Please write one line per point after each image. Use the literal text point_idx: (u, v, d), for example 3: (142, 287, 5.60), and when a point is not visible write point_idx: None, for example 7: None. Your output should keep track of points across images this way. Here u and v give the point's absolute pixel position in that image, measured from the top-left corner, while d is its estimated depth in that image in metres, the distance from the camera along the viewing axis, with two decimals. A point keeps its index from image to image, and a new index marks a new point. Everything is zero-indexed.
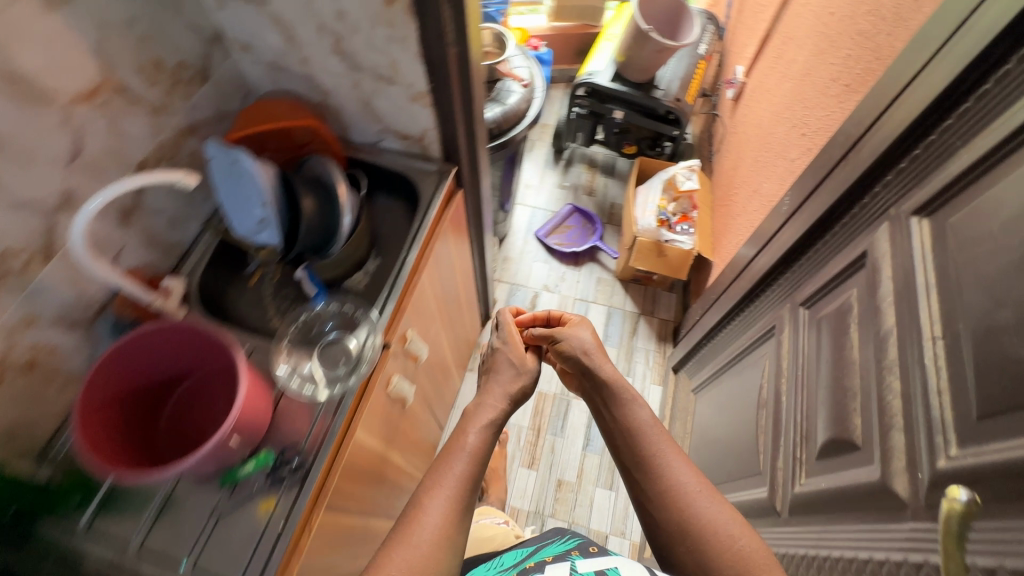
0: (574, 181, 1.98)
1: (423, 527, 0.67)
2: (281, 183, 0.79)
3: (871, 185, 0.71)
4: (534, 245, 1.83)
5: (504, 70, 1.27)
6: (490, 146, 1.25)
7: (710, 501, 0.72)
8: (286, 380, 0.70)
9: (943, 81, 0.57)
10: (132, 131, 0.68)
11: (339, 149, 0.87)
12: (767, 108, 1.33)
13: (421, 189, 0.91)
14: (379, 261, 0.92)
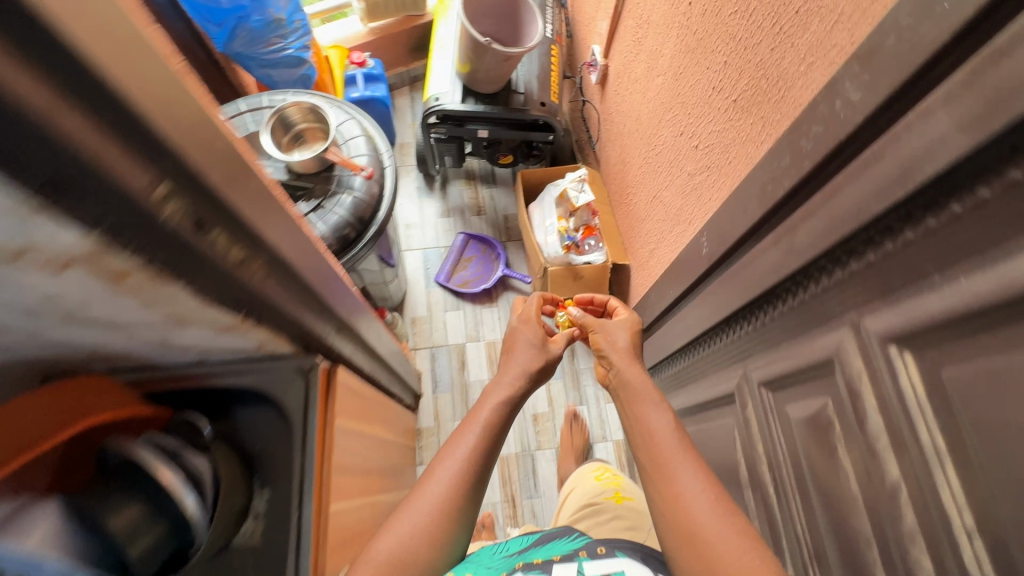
0: (456, 203, 1.77)
1: (428, 505, 0.79)
2: (68, 514, 0.53)
3: (814, 273, 0.60)
4: (440, 293, 1.63)
5: (336, 155, 0.99)
6: (356, 250, 1.01)
7: (709, 508, 0.70)
8: None
9: (895, 188, 0.45)
10: None
11: (145, 409, 0.62)
12: (641, 104, 1.19)
13: (285, 399, 0.68)
14: (270, 495, 0.67)
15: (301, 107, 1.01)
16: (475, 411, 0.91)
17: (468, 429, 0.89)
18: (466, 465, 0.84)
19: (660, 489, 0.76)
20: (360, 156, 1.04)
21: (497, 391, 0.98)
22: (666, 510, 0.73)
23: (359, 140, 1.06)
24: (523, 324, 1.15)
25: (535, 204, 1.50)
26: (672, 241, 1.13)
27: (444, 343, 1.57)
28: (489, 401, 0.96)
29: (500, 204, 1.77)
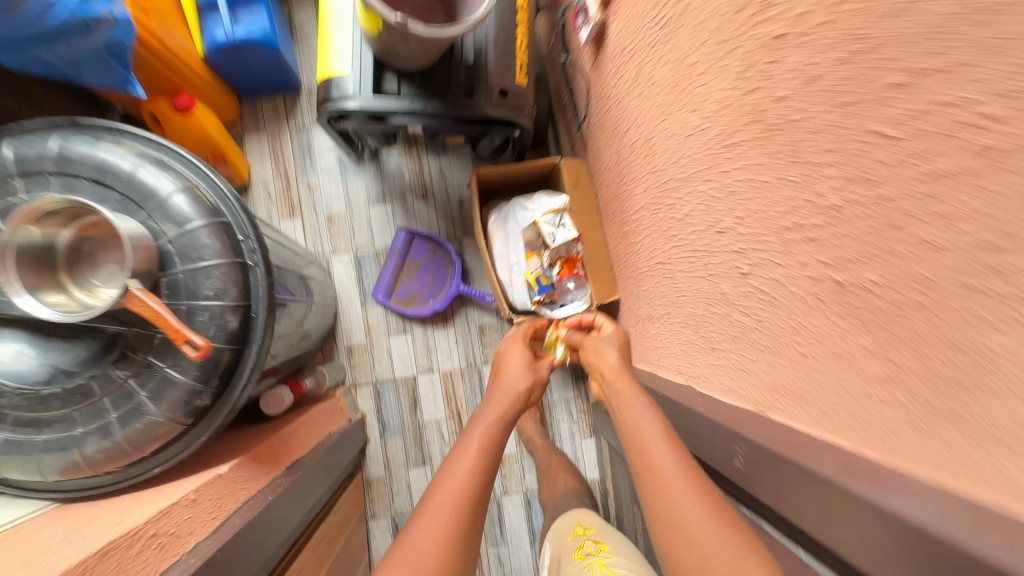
0: (395, 183, 1.32)
1: (440, 523, 0.67)
2: None
3: None
4: (381, 311, 1.30)
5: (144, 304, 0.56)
6: (224, 413, 0.68)
7: (707, 520, 0.54)
8: None
9: None
10: None
11: None
12: (654, 127, 0.75)
13: None
14: None
15: (34, 227, 0.57)
16: (470, 430, 0.81)
17: (467, 444, 0.79)
18: (471, 484, 0.72)
19: (655, 481, 0.61)
20: (204, 266, 0.64)
21: (489, 409, 0.86)
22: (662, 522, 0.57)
23: (198, 233, 0.64)
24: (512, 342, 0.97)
25: (494, 217, 1.09)
26: (687, 346, 0.80)
27: (390, 376, 1.30)
28: (484, 413, 0.85)
29: (453, 185, 1.33)
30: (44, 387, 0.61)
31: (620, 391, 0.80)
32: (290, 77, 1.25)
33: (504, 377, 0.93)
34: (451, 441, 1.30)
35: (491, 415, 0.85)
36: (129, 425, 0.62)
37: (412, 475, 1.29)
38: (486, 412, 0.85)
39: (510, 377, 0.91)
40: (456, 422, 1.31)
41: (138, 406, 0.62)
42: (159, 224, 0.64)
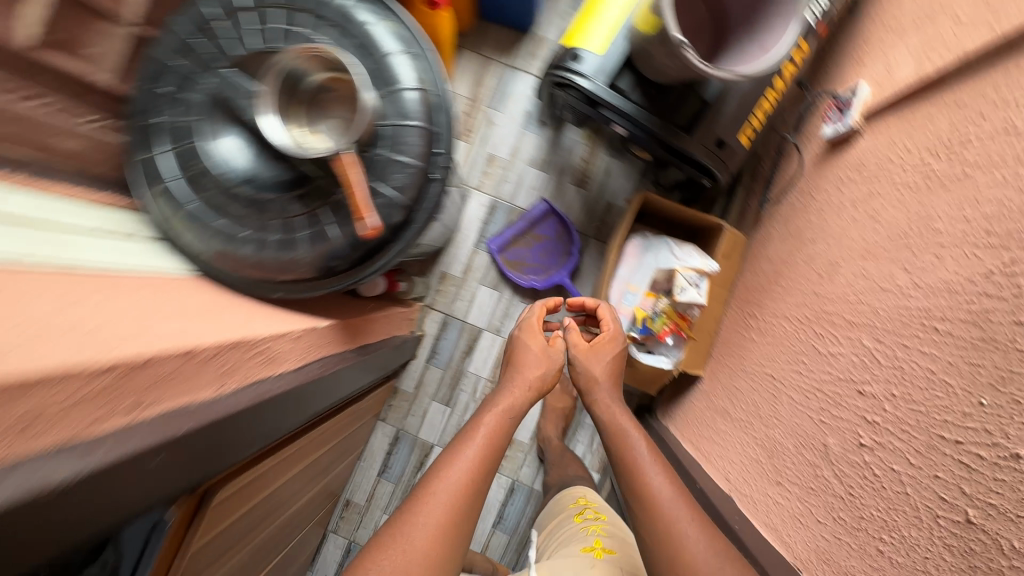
0: (562, 158, 1.35)
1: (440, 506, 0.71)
2: None
3: None
4: (486, 259, 1.35)
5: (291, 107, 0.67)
6: (345, 282, 0.75)
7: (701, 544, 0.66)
8: None
9: None
10: None
11: None
12: (847, 257, 0.73)
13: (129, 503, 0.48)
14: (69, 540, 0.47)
15: (287, 65, 0.65)
16: (473, 431, 0.82)
17: (469, 444, 0.80)
18: (474, 484, 0.75)
19: (630, 486, 0.76)
20: (399, 160, 0.70)
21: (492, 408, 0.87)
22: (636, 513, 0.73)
23: (411, 132, 0.70)
24: (528, 336, 0.98)
25: (639, 240, 1.07)
26: (751, 463, 0.79)
27: (462, 317, 1.36)
28: (487, 413, 0.87)
29: (610, 187, 1.34)
30: (234, 194, 0.70)
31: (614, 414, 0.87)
32: (526, 19, 1.28)
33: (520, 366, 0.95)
34: (479, 400, 1.36)
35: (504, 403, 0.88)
36: (277, 251, 0.71)
37: (431, 408, 1.37)
38: (498, 399, 0.89)
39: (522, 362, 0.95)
40: (491, 385, 1.36)
41: (295, 238, 0.70)
42: (386, 107, 0.70)
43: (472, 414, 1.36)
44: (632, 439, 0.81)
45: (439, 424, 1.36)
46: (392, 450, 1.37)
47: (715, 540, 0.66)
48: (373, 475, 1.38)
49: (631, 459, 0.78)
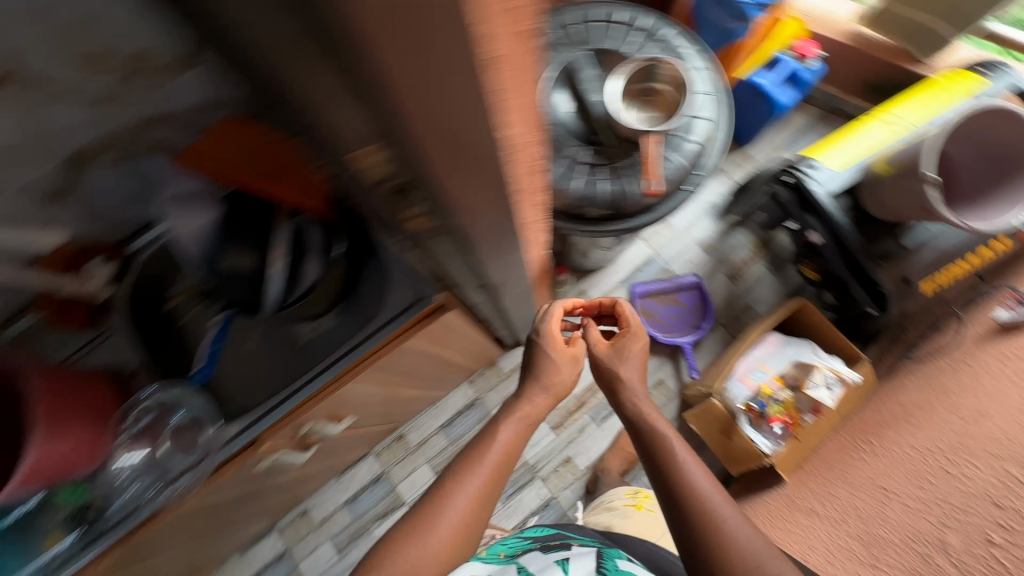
0: (724, 250, 1.51)
1: (458, 508, 0.76)
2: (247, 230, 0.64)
3: None
4: (622, 298, 1.49)
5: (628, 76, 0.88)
6: (579, 227, 0.92)
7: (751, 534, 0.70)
8: (120, 466, 0.66)
9: None
10: (63, 123, 0.57)
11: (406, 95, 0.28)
12: (996, 417, 0.93)
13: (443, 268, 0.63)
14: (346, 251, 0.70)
15: (631, 70, 0.88)
16: (488, 450, 0.82)
17: (482, 464, 0.80)
18: (481, 500, 0.78)
19: (661, 466, 0.78)
20: (672, 157, 0.88)
21: (507, 428, 0.85)
22: (673, 506, 0.75)
23: (691, 145, 0.89)
24: (548, 341, 0.91)
25: (779, 337, 1.16)
26: (861, 558, 0.90)
27: None
28: (503, 431, 0.85)
29: (755, 292, 1.47)
30: (549, 127, 0.90)
31: (634, 406, 0.87)
32: (750, 135, 1.50)
33: (542, 377, 0.90)
34: (558, 410, 1.44)
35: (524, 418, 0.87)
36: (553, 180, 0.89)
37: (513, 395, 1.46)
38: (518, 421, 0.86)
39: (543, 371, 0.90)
40: (574, 403, 1.44)
41: (571, 177, 0.90)
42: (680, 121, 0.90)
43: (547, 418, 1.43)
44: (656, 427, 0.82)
45: None
46: (461, 413, 1.46)
47: (751, 540, 0.69)
48: (435, 425, 1.46)
49: (661, 444, 0.80)
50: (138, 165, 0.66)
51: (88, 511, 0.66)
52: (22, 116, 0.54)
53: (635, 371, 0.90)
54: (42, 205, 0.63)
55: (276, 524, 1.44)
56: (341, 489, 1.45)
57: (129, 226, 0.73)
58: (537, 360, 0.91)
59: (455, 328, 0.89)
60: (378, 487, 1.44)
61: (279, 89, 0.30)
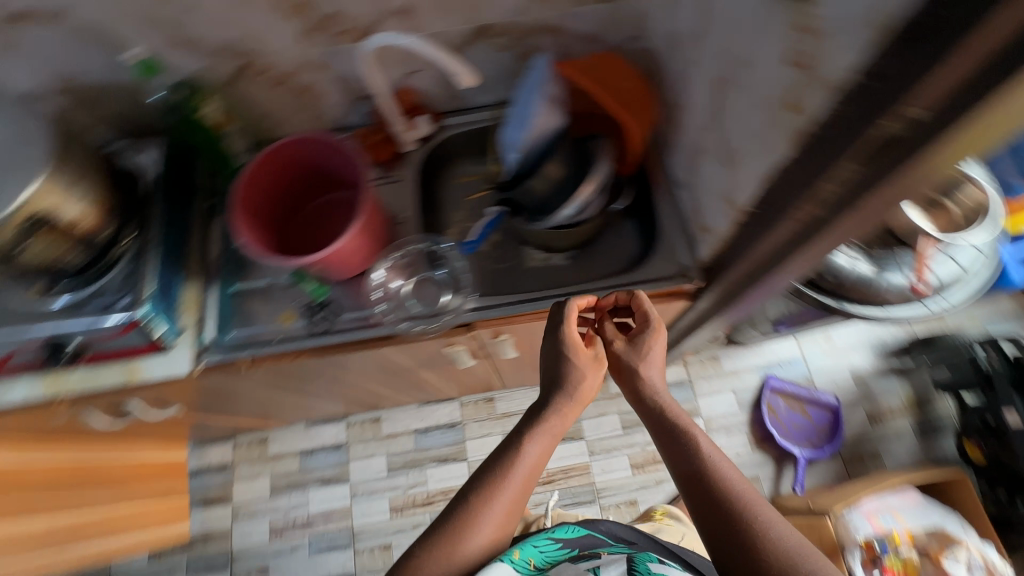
0: (875, 389, 1.43)
1: (488, 527, 0.61)
2: (571, 144, 0.72)
3: None
4: (752, 382, 1.46)
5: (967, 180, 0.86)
6: (805, 289, 0.91)
7: None
8: (373, 283, 0.73)
9: None
10: (499, 1, 0.65)
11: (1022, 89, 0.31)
12: None
13: (728, 261, 0.66)
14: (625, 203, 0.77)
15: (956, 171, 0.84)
16: (510, 467, 0.64)
17: (505, 482, 0.63)
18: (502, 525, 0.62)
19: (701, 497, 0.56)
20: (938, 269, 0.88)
21: (532, 447, 0.66)
22: (703, 514, 0.56)
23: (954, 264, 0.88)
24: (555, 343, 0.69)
25: (916, 494, 1.10)
26: None
27: (696, 394, 1.45)
28: (527, 449, 0.65)
29: (891, 444, 1.38)
30: None
31: (661, 414, 0.65)
32: None
33: (555, 389, 0.69)
34: (644, 453, 1.41)
35: (543, 444, 0.67)
36: None
37: (608, 417, 1.44)
38: (534, 446, 0.66)
39: (558, 378, 0.68)
40: None
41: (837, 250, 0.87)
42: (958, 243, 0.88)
43: (630, 454, 1.41)
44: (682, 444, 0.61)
45: (603, 433, 1.43)
46: None
47: (800, 544, 0.50)
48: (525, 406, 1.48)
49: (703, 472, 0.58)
50: (505, 60, 0.75)
51: (325, 308, 0.74)
52: None
53: (657, 371, 0.68)
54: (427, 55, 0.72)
55: (349, 416, 1.50)
56: (417, 417, 1.49)
57: (460, 104, 0.82)
58: (553, 367, 0.69)
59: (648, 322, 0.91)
60: (450, 433, 1.47)
61: (885, 31, 0.33)
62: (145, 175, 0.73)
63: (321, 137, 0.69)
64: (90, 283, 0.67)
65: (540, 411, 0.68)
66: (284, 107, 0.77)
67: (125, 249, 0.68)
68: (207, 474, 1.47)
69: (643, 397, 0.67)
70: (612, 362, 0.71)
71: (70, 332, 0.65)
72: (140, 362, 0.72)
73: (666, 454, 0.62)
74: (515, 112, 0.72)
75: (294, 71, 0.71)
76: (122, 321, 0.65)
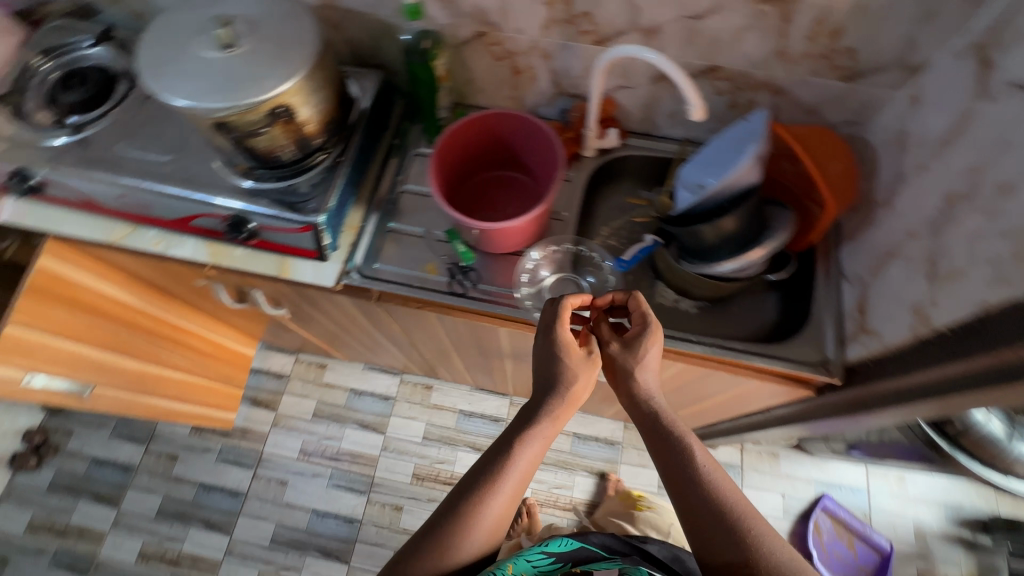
0: (936, 552, 1.33)
1: (481, 533, 0.60)
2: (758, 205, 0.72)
3: None
4: (805, 494, 1.38)
5: None
6: (926, 428, 0.86)
7: None
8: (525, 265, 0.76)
9: None
10: (743, 49, 0.66)
11: None
12: None
13: (880, 372, 0.63)
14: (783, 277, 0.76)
15: None
16: (500, 475, 0.61)
17: (498, 487, 0.60)
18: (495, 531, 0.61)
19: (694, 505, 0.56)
20: None
21: (525, 450, 0.63)
22: (695, 520, 0.56)
23: None
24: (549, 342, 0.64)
25: None
26: None
27: (743, 483, 1.40)
28: (519, 453, 0.62)
29: None
30: None
31: (655, 419, 0.63)
32: None
33: (544, 387, 0.65)
34: None
35: (534, 450, 0.63)
36: None
37: (648, 470, 1.39)
38: (524, 451, 0.63)
39: (554, 379, 0.64)
40: None
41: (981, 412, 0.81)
42: None
43: None
44: (675, 452, 0.60)
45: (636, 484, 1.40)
46: (597, 441, 1.43)
47: (793, 560, 0.52)
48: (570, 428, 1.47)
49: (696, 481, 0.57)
50: (715, 103, 0.76)
51: (467, 273, 0.78)
52: (739, 27, 0.64)
53: (653, 375, 0.64)
54: (647, 76, 0.74)
55: (404, 374, 1.55)
56: (466, 400, 1.52)
57: (651, 129, 0.83)
58: (545, 367, 0.65)
59: (748, 397, 0.88)
60: (490, 426, 1.49)
61: None
62: (359, 100, 0.78)
63: (529, 119, 0.73)
64: (285, 178, 0.72)
65: (529, 412, 0.65)
66: (492, 80, 0.81)
67: (322, 159, 0.74)
68: (263, 377, 1.55)
69: (637, 400, 0.64)
70: (606, 364, 0.67)
71: (254, 214, 0.71)
72: (293, 261, 0.78)
73: (656, 455, 0.61)
74: (708, 152, 0.72)
75: (521, 52, 0.75)
76: (303, 221, 0.71)
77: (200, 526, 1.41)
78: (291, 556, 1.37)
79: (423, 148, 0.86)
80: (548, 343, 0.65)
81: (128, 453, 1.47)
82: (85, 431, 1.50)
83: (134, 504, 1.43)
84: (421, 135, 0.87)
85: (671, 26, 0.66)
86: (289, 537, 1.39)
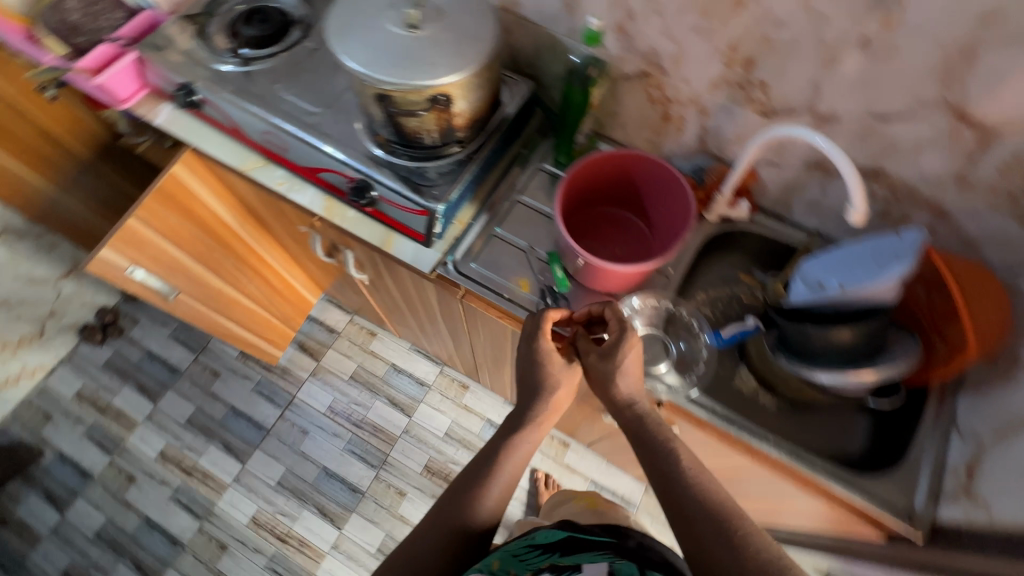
0: None
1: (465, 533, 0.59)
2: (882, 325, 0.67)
3: None
4: None
5: None
6: None
7: None
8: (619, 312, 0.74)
9: None
10: (919, 162, 0.62)
11: None
12: None
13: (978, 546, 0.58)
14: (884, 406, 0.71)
15: None
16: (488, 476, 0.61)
17: (485, 492, 0.61)
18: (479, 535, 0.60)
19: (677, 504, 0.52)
20: None
21: (513, 454, 0.63)
22: (678, 515, 0.51)
23: None
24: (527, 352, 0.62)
25: None
26: None
27: None
28: (507, 456, 0.63)
29: None
30: None
31: (637, 423, 0.59)
32: None
33: (527, 390, 0.64)
34: None
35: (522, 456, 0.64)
36: None
37: None
38: (512, 455, 0.63)
39: (535, 384, 0.63)
40: None
41: None
42: None
43: None
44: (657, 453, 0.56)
45: None
46: (613, 495, 1.37)
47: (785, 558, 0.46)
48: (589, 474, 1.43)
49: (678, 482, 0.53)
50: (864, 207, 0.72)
51: (558, 299, 0.77)
52: (924, 139, 0.60)
53: (631, 381, 0.60)
54: (801, 159, 0.71)
55: (445, 366, 1.55)
56: (496, 411, 1.51)
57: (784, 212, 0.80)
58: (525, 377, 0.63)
59: (800, 514, 0.83)
60: None
61: None
62: (506, 104, 0.79)
63: (667, 167, 0.71)
64: (417, 160, 0.74)
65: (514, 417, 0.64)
66: (637, 120, 0.80)
67: (455, 151, 0.75)
68: (316, 326, 1.60)
69: (619, 404, 0.61)
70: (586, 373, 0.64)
71: (380, 185, 0.74)
72: (397, 237, 0.80)
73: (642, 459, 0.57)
74: (838, 251, 0.67)
75: (678, 101, 0.73)
76: (422, 205, 0.72)
77: (219, 446, 1.46)
78: (290, 503, 1.41)
79: (548, 165, 0.86)
80: (525, 356, 0.64)
81: (179, 357, 1.56)
82: (149, 325, 1.59)
83: (169, 405, 1.50)
84: (550, 152, 0.87)
85: (849, 118, 0.63)
86: (294, 484, 1.42)
